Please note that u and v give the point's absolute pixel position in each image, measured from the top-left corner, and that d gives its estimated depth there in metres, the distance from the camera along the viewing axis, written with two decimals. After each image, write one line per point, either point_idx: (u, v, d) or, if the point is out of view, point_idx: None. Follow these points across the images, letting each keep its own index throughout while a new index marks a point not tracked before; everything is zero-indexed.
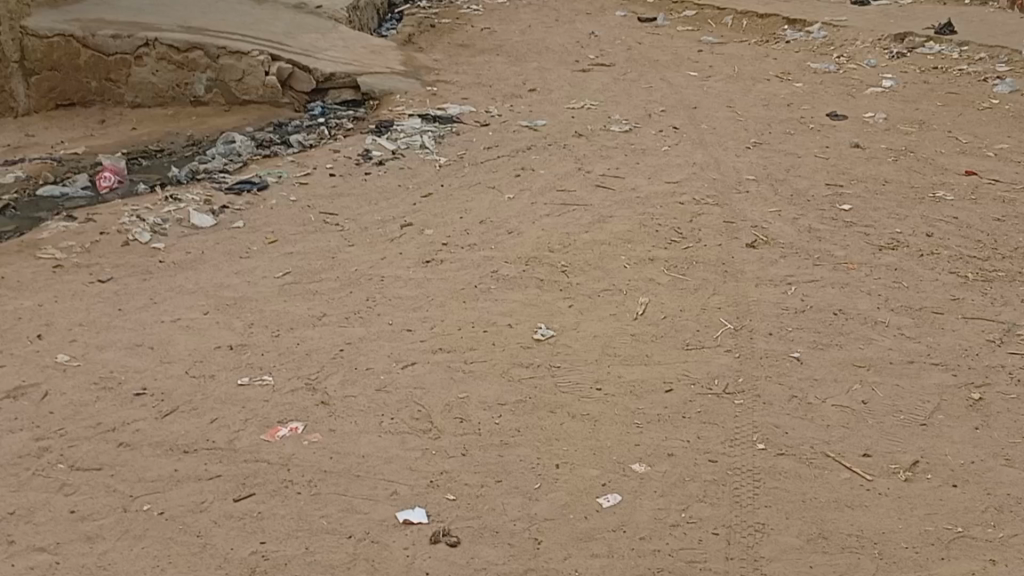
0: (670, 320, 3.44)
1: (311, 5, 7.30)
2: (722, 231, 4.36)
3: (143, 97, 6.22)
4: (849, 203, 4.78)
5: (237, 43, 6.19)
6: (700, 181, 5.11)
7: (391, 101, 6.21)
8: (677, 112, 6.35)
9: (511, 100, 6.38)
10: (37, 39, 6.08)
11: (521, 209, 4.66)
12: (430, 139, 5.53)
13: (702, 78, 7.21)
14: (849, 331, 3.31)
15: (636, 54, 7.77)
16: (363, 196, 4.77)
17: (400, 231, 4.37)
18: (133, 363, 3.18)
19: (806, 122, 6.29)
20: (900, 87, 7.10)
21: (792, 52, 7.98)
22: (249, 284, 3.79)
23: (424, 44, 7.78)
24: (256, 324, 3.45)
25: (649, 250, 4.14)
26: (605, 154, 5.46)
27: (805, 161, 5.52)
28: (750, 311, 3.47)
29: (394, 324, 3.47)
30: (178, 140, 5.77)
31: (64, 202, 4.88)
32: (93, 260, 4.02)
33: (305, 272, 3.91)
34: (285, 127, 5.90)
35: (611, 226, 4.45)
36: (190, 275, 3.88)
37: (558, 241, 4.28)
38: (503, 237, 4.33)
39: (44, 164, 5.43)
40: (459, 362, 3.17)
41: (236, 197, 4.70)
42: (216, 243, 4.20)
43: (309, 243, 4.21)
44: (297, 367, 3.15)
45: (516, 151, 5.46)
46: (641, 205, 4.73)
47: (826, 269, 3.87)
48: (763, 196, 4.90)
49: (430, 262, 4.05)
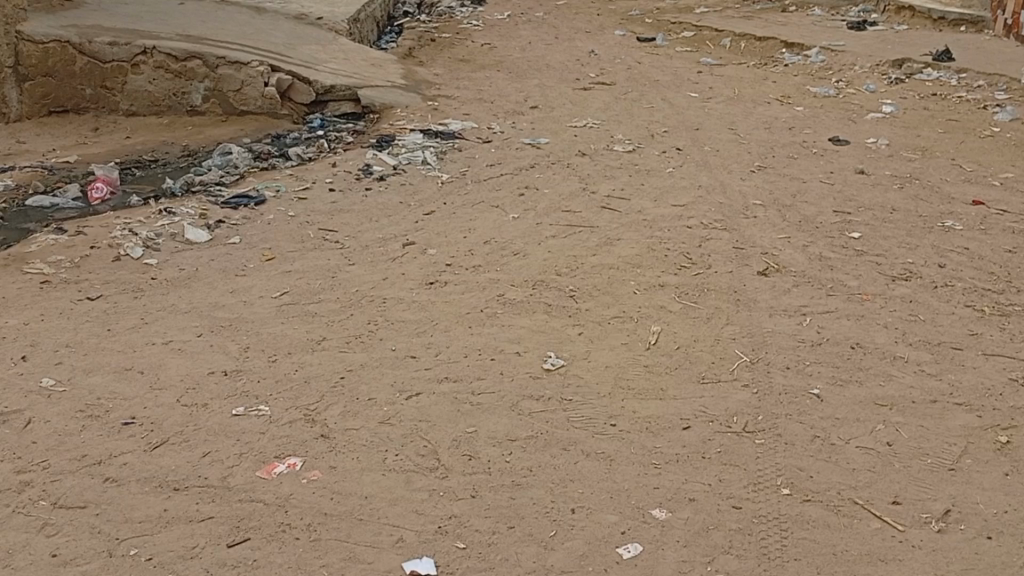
0: (682, 350, 3.32)
1: (312, 16, 7.20)
2: (732, 257, 4.26)
3: (138, 105, 6.07)
4: (859, 230, 4.70)
5: (236, 52, 6.06)
6: (706, 205, 5.02)
7: (391, 115, 6.09)
8: (680, 133, 6.28)
9: (514, 117, 6.29)
10: (31, 44, 5.92)
11: (525, 230, 4.55)
12: (431, 155, 5.41)
13: (702, 99, 7.17)
14: (868, 366, 3.20)
15: (637, 74, 7.72)
16: (364, 213, 4.63)
17: (401, 250, 4.23)
18: (121, 390, 3.01)
19: (809, 146, 6.25)
20: (900, 113, 7.09)
21: (791, 76, 7.96)
22: (245, 305, 3.64)
23: (425, 58, 7.69)
24: (252, 348, 3.30)
25: (659, 276, 4.04)
26: (609, 174, 5.37)
27: (811, 186, 5.46)
28: (765, 342, 3.36)
29: (397, 350, 3.33)
30: (173, 150, 5.63)
31: (53, 213, 4.71)
32: (83, 276, 3.86)
33: (303, 293, 3.77)
34: (283, 139, 5.77)
35: (618, 249, 4.35)
36: (183, 293, 3.72)
37: (565, 265, 4.16)
38: (508, 259, 4.20)
39: (33, 172, 5.26)
40: (466, 393, 3.03)
41: (233, 212, 4.55)
42: (211, 260, 4.05)
43: (307, 261, 4.07)
44: (295, 397, 2.99)
45: (520, 169, 5.35)
46: (648, 228, 4.62)
47: (840, 299, 3.77)
48: (771, 221, 4.82)
49: (434, 284, 3.92)
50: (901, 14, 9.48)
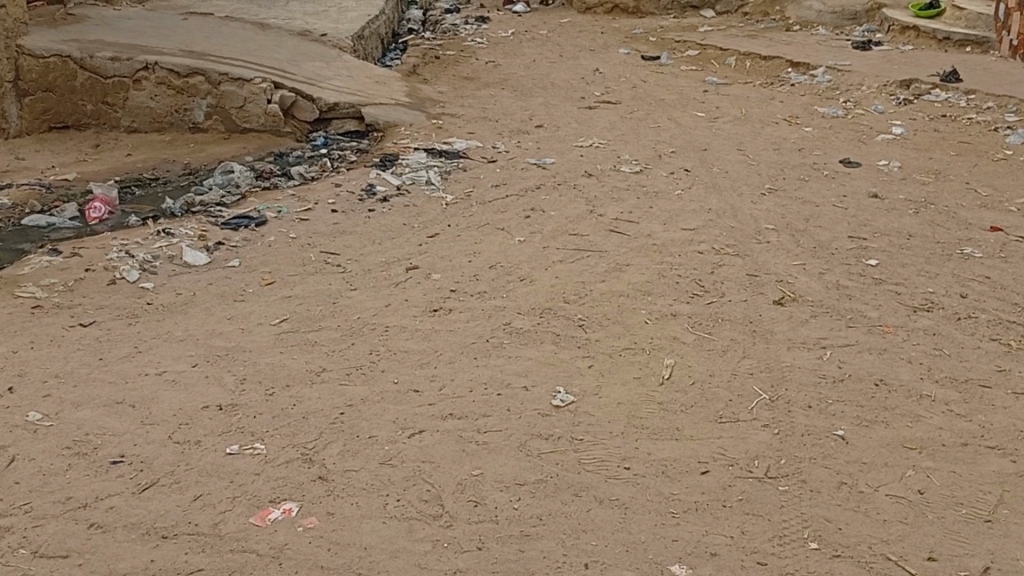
0: (697, 387, 3.22)
1: (316, 32, 7.13)
2: (746, 284, 4.17)
3: (139, 122, 5.98)
4: (875, 256, 4.67)
5: (239, 69, 5.98)
6: (717, 229, 4.90)
7: (396, 133, 5.99)
8: (687, 153, 6.18)
9: (519, 136, 6.19)
10: (32, 59, 5.83)
11: (532, 254, 4.42)
12: (435, 175, 5.30)
13: (709, 119, 7.07)
14: (894, 407, 3.18)
15: (642, 93, 7.63)
16: (367, 236, 4.51)
17: (405, 275, 4.11)
18: (111, 425, 2.87)
19: (819, 168, 6.13)
20: (910, 134, 6.98)
21: (798, 96, 7.87)
22: (242, 332, 3.50)
23: (429, 76, 7.61)
24: (249, 380, 3.16)
25: (671, 304, 3.92)
26: (616, 196, 5.25)
27: (823, 211, 5.34)
28: (785, 378, 3.31)
29: (400, 383, 3.19)
30: (174, 168, 5.53)
31: (50, 234, 4.60)
32: (76, 300, 3.72)
33: (303, 319, 3.64)
34: (286, 158, 5.67)
35: (628, 276, 4.22)
36: (179, 320, 3.58)
37: (573, 291, 4.03)
38: (515, 285, 4.07)
39: (31, 191, 5.15)
40: (471, 431, 2.89)
41: (233, 233, 4.43)
42: (209, 284, 3.91)
43: (308, 286, 3.94)
44: (292, 434, 2.85)
45: (525, 190, 5.23)
46: (658, 253, 4.50)
47: (861, 331, 3.74)
48: (784, 248, 4.71)
49: (438, 310, 3.79)
50: (907, 34, 9.41)
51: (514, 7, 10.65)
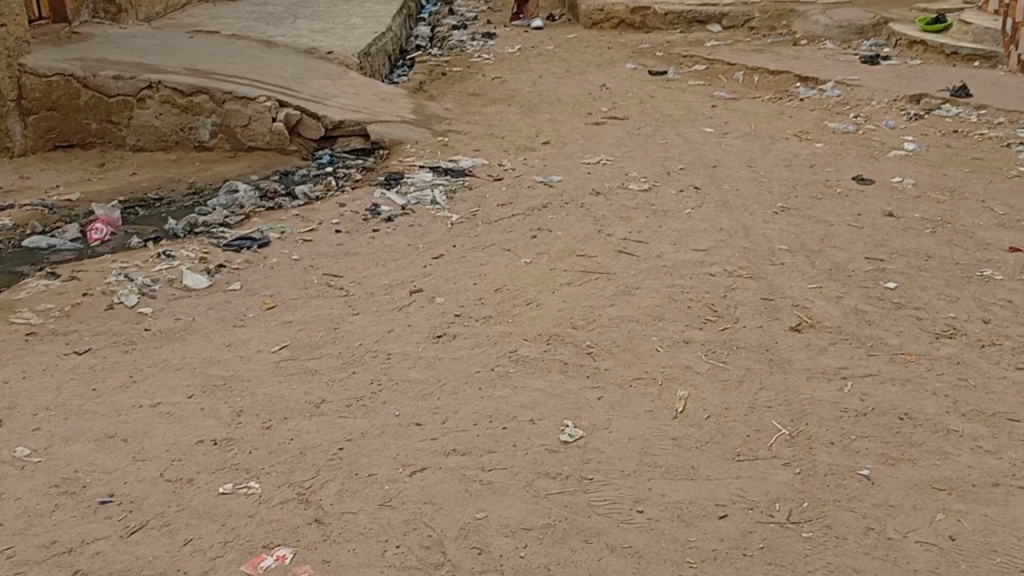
0: (712, 422, 3.24)
1: (322, 50, 7.06)
2: (761, 309, 4.13)
3: (144, 140, 5.89)
4: (893, 279, 4.59)
5: (243, 88, 5.89)
6: (729, 249, 4.77)
7: (401, 151, 5.87)
8: (696, 170, 6.06)
9: (525, 153, 6.06)
10: (34, 77, 5.74)
11: (539, 276, 4.29)
12: (441, 194, 5.18)
13: (718, 135, 6.95)
14: (920, 443, 3.25)
15: (650, 108, 7.51)
16: (370, 257, 4.38)
17: (409, 299, 3.98)
18: (100, 461, 2.74)
19: (832, 186, 6.00)
20: (923, 150, 6.85)
21: (807, 111, 7.74)
22: (241, 360, 3.36)
23: (435, 92, 7.53)
24: (246, 412, 3.03)
25: (682, 330, 3.85)
26: (625, 215, 5.13)
27: (838, 230, 5.20)
28: (805, 412, 3.37)
29: (402, 416, 3.08)
30: (179, 187, 5.37)
31: (50, 256, 4.35)
32: (72, 327, 3.49)
33: (303, 346, 3.50)
34: (291, 177, 5.57)
35: (638, 300, 4.10)
36: (177, 347, 3.40)
37: (582, 316, 3.92)
38: (522, 309, 3.95)
39: (34, 212, 4.96)
40: (475, 470, 2.83)
41: (235, 255, 4.25)
42: (209, 308, 3.73)
43: (310, 310, 3.80)
44: (288, 472, 2.74)
45: (532, 209, 5.11)
46: (668, 276, 4.37)
47: (882, 360, 3.80)
48: (799, 270, 4.61)
49: (442, 336, 3.67)
50: (914, 48, 9.29)
51: (521, 23, 10.61)
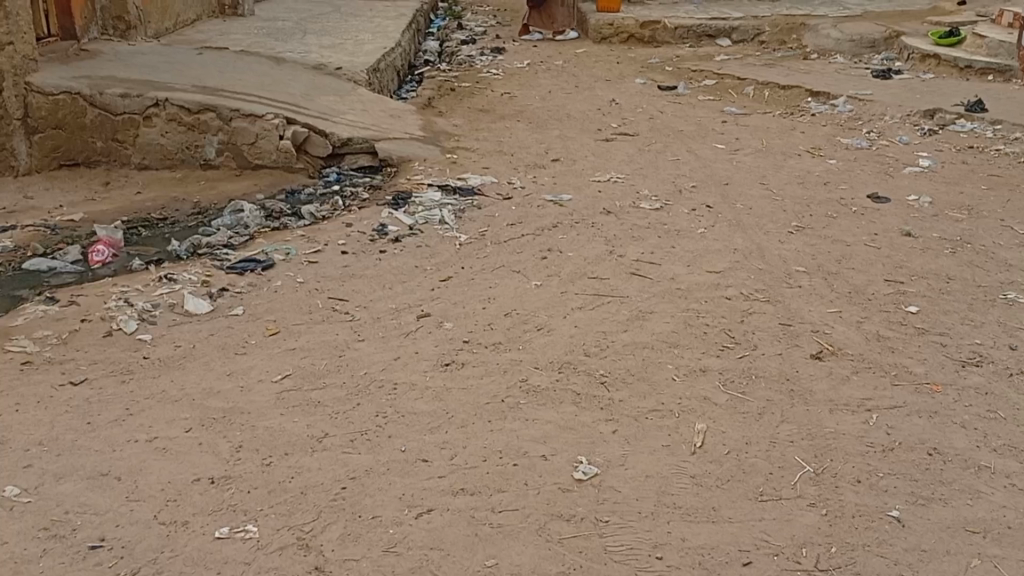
0: (732, 458, 3.12)
1: (331, 66, 6.96)
2: (780, 335, 3.98)
3: (150, 159, 5.65)
4: (915, 302, 4.44)
5: (251, 105, 5.67)
6: (744, 271, 4.62)
7: (410, 169, 5.70)
8: (709, 188, 5.88)
9: (535, 170, 5.91)
10: (41, 95, 5.48)
11: (550, 300, 4.16)
12: (450, 214, 5.02)
13: (730, 151, 6.77)
14: (951, 481, 3.09)
15: (660, 123, 7.35)
16: (377, 279, 4.23)
17: (416, 324, 3.85)
18: (92, 501, 2.63)
19: (847, 204, 5.84)
20: (938, 167, 6.69)
21: (820, 126, 7.57)
22: (242, 391, 3.23)
23: (444, 108, 7.42)
24: (246, 447, 2.92)
25: (699, 358, 3.73)
26: (637, 234, 4.99)
27: (856, 251, 5.05)
28: (830, 447, 3.24)
29: (408, 451, 2.98)
30: (184, 207, 5.15)
31: (49, 279, 4.14)
32: (68, 356, 3.36)
33: (306, 375, 3.38)
34: (297, 196, 5.38)
35: (652, 325, 3.97)
36: (176, 377, 3.28)
37: (594, 342, 3.80)
38: (532, 335, 3.83)
39: (36, 232, 4.70)
40: (485, 511, 2.73)
41: (238, 278, 4.08)
42: (210, 334, 3.59)
43: (313, 336, 3.67)
44: (288, 513, 2.64)
45: (542, 229, 4.97)
46: (683, 299, 4.24)
47: (908, 391, 3.64)
48: (818, 293, 4.46)
49: (449, 365, 3.55)
50: (927, 62, 9.17)
51: (529, 37, 10.67)
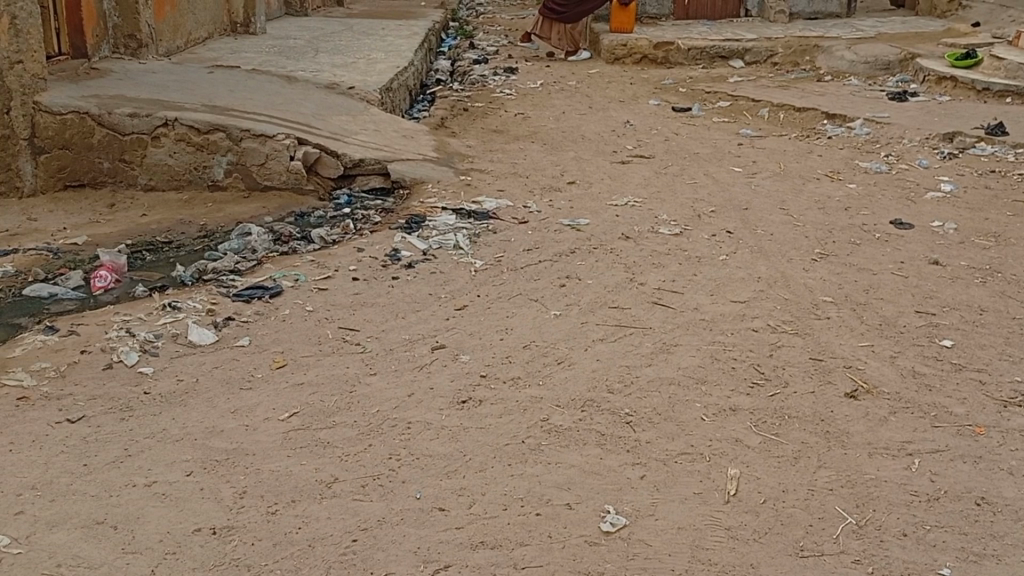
0: (769, 507, 2.93)
1: (343, 85, 6.86)
2: (813, 371, 3.79)
3: (157, 180, 5.50)
4: (949, 335, 4.25)
5: (261, 124, 5.53)
6: (771, 301, 4.42)
7: (422, 191, 5.55)
8: (728, 213, 5.65)
9: (550, 194, 5.75)
10: (48, 115, 5.34)
11: (569, 331, 3.99)
12: (464, 238, 4.86)
13: (747, 175, 6.54)
14: (1003, 535, 2.89)
15: (675, 145, 7.19)
16: (389, 308, 4.06)
17: (431, 356, 3.67)
18: (86, 553, 2.45)
19: (870, 230, 5.58)
20: (961, 192, 6.46)
21: (837, 149, 7.32)
22: (247, 431, 3.06)
23: (457, 129, 7.30)
24: (251, 493, 2.75)
25: (729, 396, 3.54)
26: (657, 261, 4.82)
27: (883, 279, 4.85)
28: (871, 496, 3.04)
29: (424, 499, 2.81)
30: (190, 230, 5.00)
31: (49, 306, 3.97)
32: (67, 390, 3.19)
33: (315, 413, 3.20)
34: (306, 219, 5.23)
35: (677, 359, 3.79)
36: (178, 414, 3.11)
37: (618, 378, 3.61)
38: (553, 370, 3.65)
39: (37, 255, 4.55)
40: (507, 567, 2.55)
41: (246, 306, 3.91)
42: (215, 367, 3.42)
43: (323, 370, 3.50)
44: (296, 569, 2.47)
45: (559, 255, 4.80)
46: (707, 330, 4.06)
47: (949, 434, 3.44)
48: (848, 325, 4.25)
49: (466, 402, 3.37)
50: (943, 84, 9.02)
51: (527, 46, 11.22)
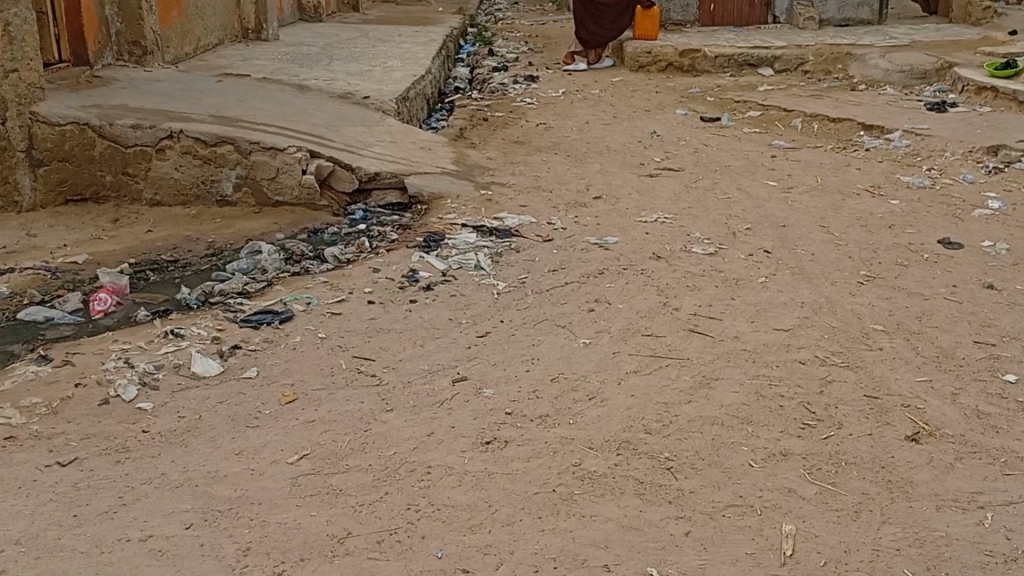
0: (829, 571, 2.61)
1: (358, 94, 6.62)
2: (868, 411, 3.46)
3: (163, 194, 5.28)
4: (1013, 370, 3.89)
5: (272, 136, 5.30)
6: (817, 330, 4.09)
7: (441, 206, 5.28)
8: (765, 231, 5.33)
9: (576, 209, 5.46)
10: (46, 126, 5.14)
11: (601, 362, 3.69)
12: (486, 257, 4.59)
13: (783, 189, 6.21)
14: None
15: (705, 157, 6.88)
16: (407, 334, 3.79)
17: (452, 390, 3.39)
18: None
19: (917, 251, 5.23)
20: (1011, 209, 6.04)
21: (875, 162, 6.97)
22: (252, 476, 2.81)
23: (477, 140, 7.04)
24: (255, 549, 2.49)
25: (778, 439, 3.22)
26: (692, 283, 4.51)
27: (936, 305, 4.49)
28: (944, 558, 2.70)
29: (446, 559, 2.52)
30: (197, 248, 4.77)
31: (45, 332, 3.75)
32: (58, 428, 2.95)
33: (327, 456, 2.93)
34: (320, 236, 4.99)
35: (719, 396, 3.47)
36: (178, 457, 2.86)
37: (655, 417, 3.31)
38: (585, 407, 3.35)
39: (37, 276, 4.34)
40: None
41: (253, 333, 3.66)
42: (219, 403, 3.17)
43: (336, 405, 3.23)
44: None
45: (587, 277, 4.51)
46: (751, 363, 3.74)
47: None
48: (902, 357, 3.91)
49: (491, 443, 3.09)
50: (983, 94, 8.58)
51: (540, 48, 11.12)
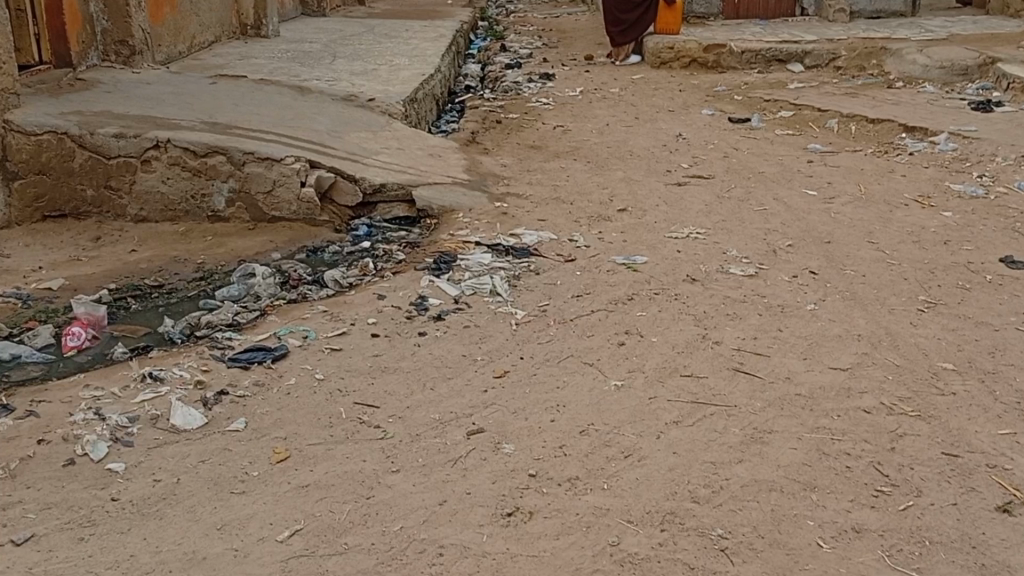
0: None
1: (363, 96, 6.17)
2: (948, 473, 2.97)
3: (149, 210, 4.87)
4: None
5: (267, 145, 4.86)
6: (877, 369, 3.62)
7: (452, 221, 4.83)
8: (809, 248, 4.85)
9: (600, 224, 5.00)
10: (20, 135, 4.72)
11: (636, 410, 3.23)
12: (502, 281, 4.14)
13: (824, 199, 5.71)
14: None
15: (736, 163, 6.38)
16: (415, 376, 3.35)
17: (467, 446, 2.95)
18: None
19: (979, 272, 4.71)
20: None
21: (921, 168, 6.45)
22: (236, 559, 2.38)
23: (490, 145, 6.58)
24: None
25: (848, 510, 2.75)
26: (732, 312, 4.04)
27: (1009, 337, 3.98)
28: None
29: None
30: (185, 270, 4.36)
31: (10, 372, 3.37)
32: (13, 499, 2.57)
33: (322, 532, 2.50)
34: (320, 256, 4.56)
35: (774, 453, 3.02)
36: (151, 534, 2.46)
37: (702, 481, 2.85)
38: (620, 468, 2.90)
39: (6, 305, 3.95)
40: None
41: (243, 374, 3.25)
42: (201, 463, 2.76)
43: (333, 466, 2.79)
44: None
45: (615, 303, 4.05)
46: (807, 412, 3.27)
47: None
48: (979, 404, 3.41)
49: (512, 515, 2.64)
50: None
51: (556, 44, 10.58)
